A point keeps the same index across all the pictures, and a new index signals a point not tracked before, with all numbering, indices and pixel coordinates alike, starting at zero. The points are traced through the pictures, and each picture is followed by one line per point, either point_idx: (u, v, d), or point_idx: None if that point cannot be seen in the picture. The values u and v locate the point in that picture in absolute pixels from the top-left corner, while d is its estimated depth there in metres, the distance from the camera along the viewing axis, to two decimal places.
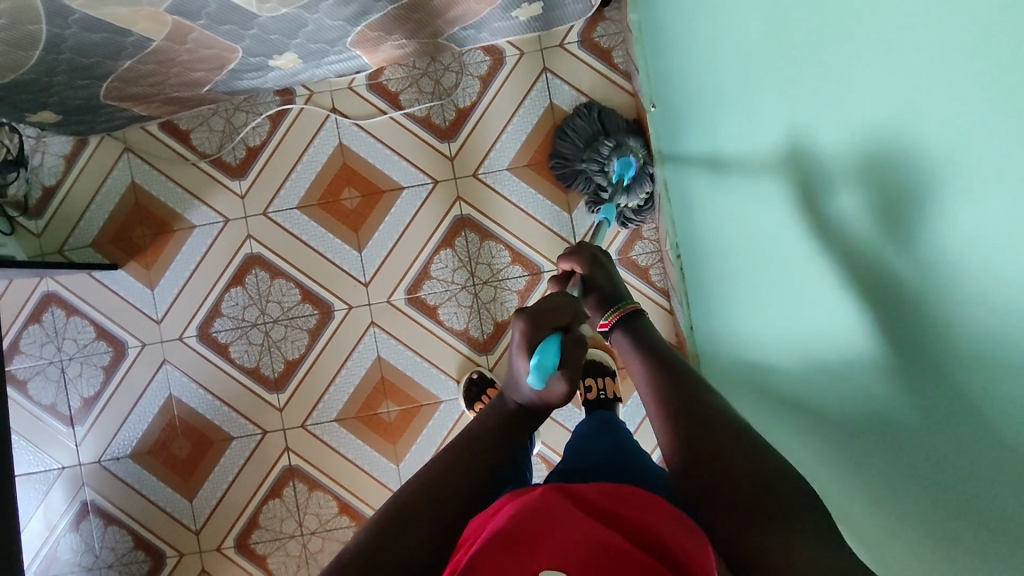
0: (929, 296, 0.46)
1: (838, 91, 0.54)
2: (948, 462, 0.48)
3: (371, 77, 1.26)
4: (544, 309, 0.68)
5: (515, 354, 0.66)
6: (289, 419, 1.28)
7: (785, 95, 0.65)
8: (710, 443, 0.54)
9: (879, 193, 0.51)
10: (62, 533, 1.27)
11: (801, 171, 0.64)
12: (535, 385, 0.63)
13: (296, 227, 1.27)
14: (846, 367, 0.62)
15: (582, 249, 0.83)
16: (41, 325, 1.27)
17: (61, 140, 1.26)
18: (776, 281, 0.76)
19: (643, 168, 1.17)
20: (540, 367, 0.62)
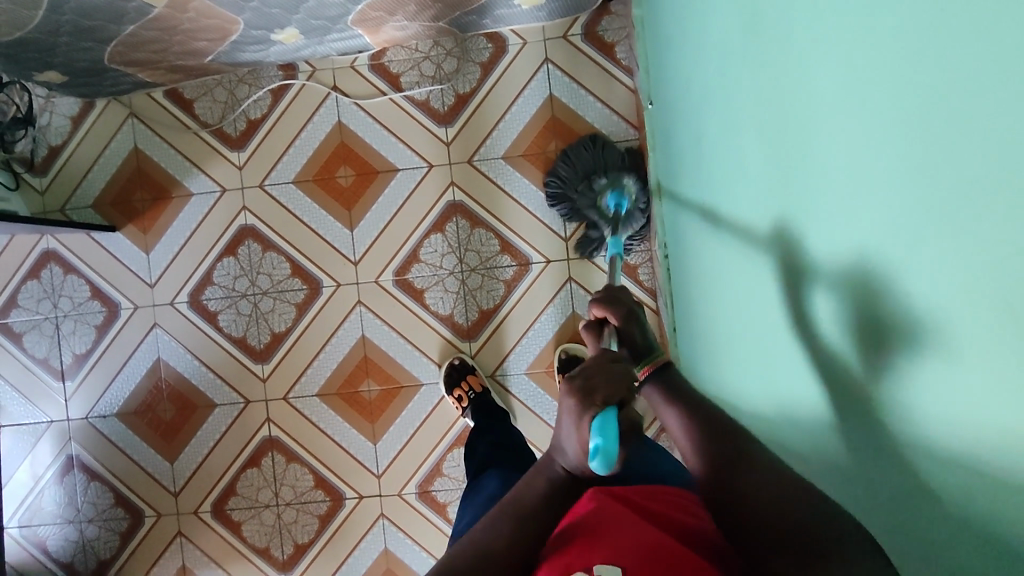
0: (870, 306, 0.46)
1: (800, 94, 0.52)
2: (888, 477, 0.47)
3: (373, 58, 1.27)
4: (597, 374, 0.53)
5: (563, 415, 0.54)
6: (272, 390, 1.29)
7: (757, 96, 0.64)
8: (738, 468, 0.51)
9: (829, 196, 0.50)
10: (47, 485, 1.31)
11: (769, 175, 0.64)
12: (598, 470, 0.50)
13: (291, 203, 1.28)
14: (807, 379, 0.61)
15: (618, 301, 0.73)
16: (39, 281, 1.31)
17: (69, 102, 1.29)
18: (749, 286, 0.75)
19: (639, 206, 1.15)
20: (603, 450, 0.50)
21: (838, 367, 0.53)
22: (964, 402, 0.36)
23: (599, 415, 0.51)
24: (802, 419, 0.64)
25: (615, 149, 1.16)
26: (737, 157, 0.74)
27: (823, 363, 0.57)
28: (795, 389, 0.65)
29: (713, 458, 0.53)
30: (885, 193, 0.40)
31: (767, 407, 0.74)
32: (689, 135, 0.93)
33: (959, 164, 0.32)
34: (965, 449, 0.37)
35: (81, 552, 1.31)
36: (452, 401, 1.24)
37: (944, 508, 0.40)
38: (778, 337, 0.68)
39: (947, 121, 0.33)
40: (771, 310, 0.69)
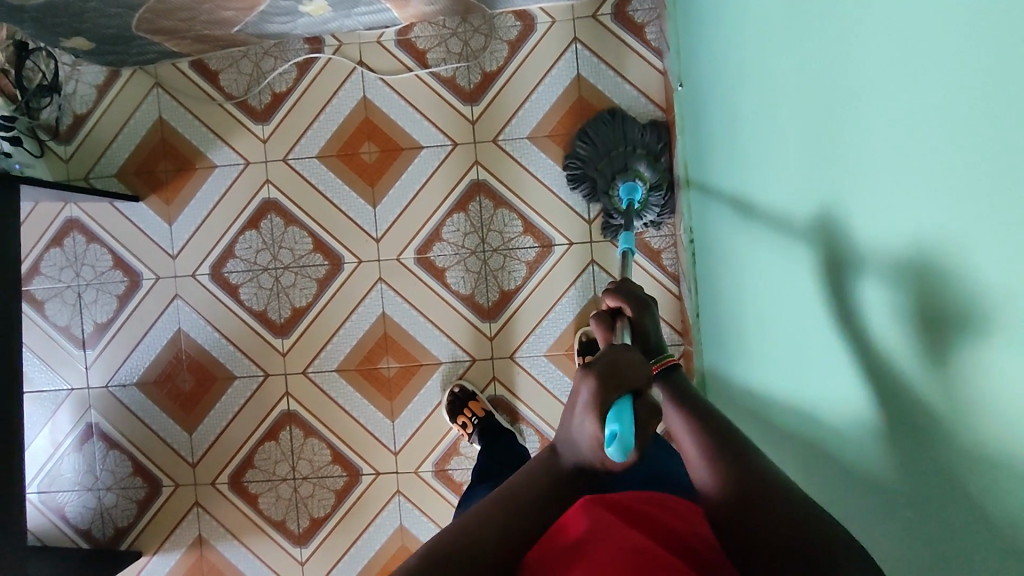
0: (911, 297, 0.45)
1: (844, 72, 0.52)
2: (929, 461, 0.46)
3: (400, 33, 1.26)
4: (616, 363, 0.55)
5: (582, 414, 0.54)
6: (291, 364, 1.29)
7: (798, 77, 0.63)
8: (737, 477, 0.52)
9: (871, 186, 0.50)
10: (67, 452, 1.33)
11: (807, 159, 0.63)
12: (615, 458, 0.53)
13: (315, 177, 1.28)
14: (846, 367, 0.61)
15: (631, 294, 0.76)
16: (62, 249, 1.31)
17: (95, 70, 1.30)
18: (788, 272, 0.75)
19: (663, 176, 1.14)
20: (620, 439, 0.52)
21: (884, 358, 0.52)
22: (1006, 383, 0.35)
23: (617, 408, 0.53)
24: (839, 408, 0.63)
25: (638, 129, 1.15)
26: (775, 141, 0.73)
27: (864, 354, 0.56)
28: (834, 378, 0.64)
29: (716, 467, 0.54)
30: (930, 173, 0.40)
31: (800, 392, 0.73)
32: (724, 119, 0.91)
33: (1006, 137, 0.32)
34: (1009, 444, 0.36)
35: (99, 519, 1.33)
36: (456, 430, 1.23)
37: (981, 496, 0.39)
38: (818, 324, 0.67)
39: (1001, 97, 0.32)
40: (812, 297, 0.68)
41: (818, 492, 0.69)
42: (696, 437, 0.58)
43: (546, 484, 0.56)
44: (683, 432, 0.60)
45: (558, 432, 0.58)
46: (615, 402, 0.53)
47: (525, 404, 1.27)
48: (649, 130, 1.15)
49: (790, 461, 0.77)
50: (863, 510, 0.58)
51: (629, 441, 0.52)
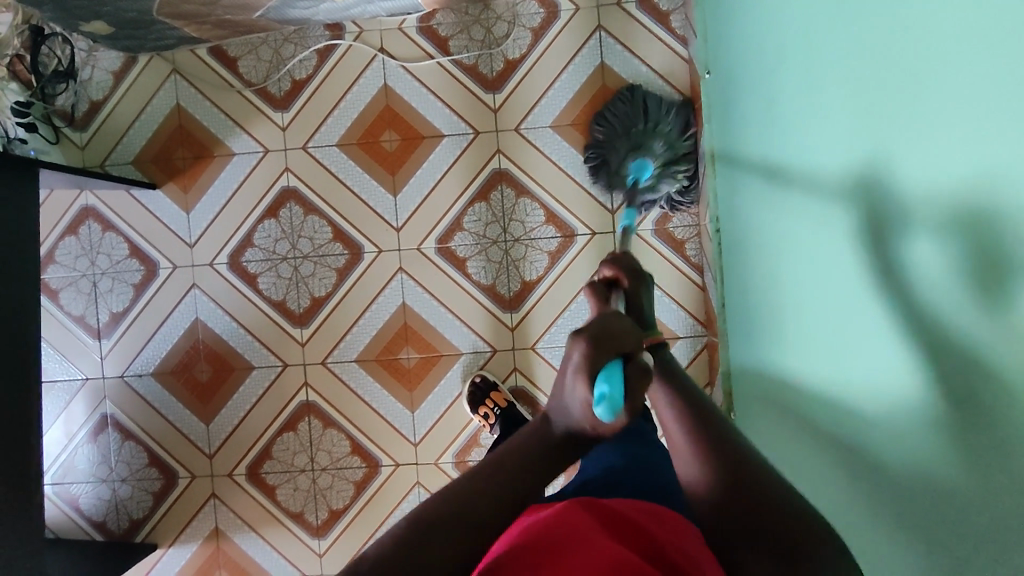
0: (995, 280, 0.44)
1: (913, 49, 0.51)
2: (1004, 442, 0.46)
3: (422, 20, 1.24)
4: (608, 331, 0.55)
5: (572, 377, 0.53)
6: (310, 354, 1.28)
7: (851, 58, 0.62)
8: (727, 472, 0.54)
9: (947, 165, 0.49)
10: (81, 443, 1.31)
11: (860, 141, 0.62)
12: (603, 417, 0.50)
13: (335, 165, 1.27)
14: (903, 359, 0.60)
15: (625, 267, 0.80)
16: (77, 238, 1.30)
17: (111, 56, 1.28)
18: (831, 261, 0.74)
19: (678, 149, 1.13)
20: (610, 397, 0.49)
21: (950, 345, 0.52)
22: None
23: (606, 370, 0.52)
24: (894, 401, 0.63)
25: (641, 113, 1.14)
26: (819, 125, 0.72)
27: (926, 337, 0.55)
28: (890, 372, 0.63)
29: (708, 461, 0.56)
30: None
31: (842, 377, 0.73)
32: (760, 109, 0.90)
33: None
34: None
35: (114, 511, 1.31)
36: (478, 421, 1.22)
37: None
38: (869, 315, 0.66)
39: None
40: (862, 285, 0.67)
41: (860, 486, 0.69)
42: (689, 433, 0.60)
43: (536, 451, 0.55)
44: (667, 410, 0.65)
45: (547, 401, 0.56)
46: (604, 363, 0.52)
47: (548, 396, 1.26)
48: (665, 106, 1.15)
49: (826, 455, 0.77)
50: (920, 508, 0.58)
51: (617, 402, 0.50)
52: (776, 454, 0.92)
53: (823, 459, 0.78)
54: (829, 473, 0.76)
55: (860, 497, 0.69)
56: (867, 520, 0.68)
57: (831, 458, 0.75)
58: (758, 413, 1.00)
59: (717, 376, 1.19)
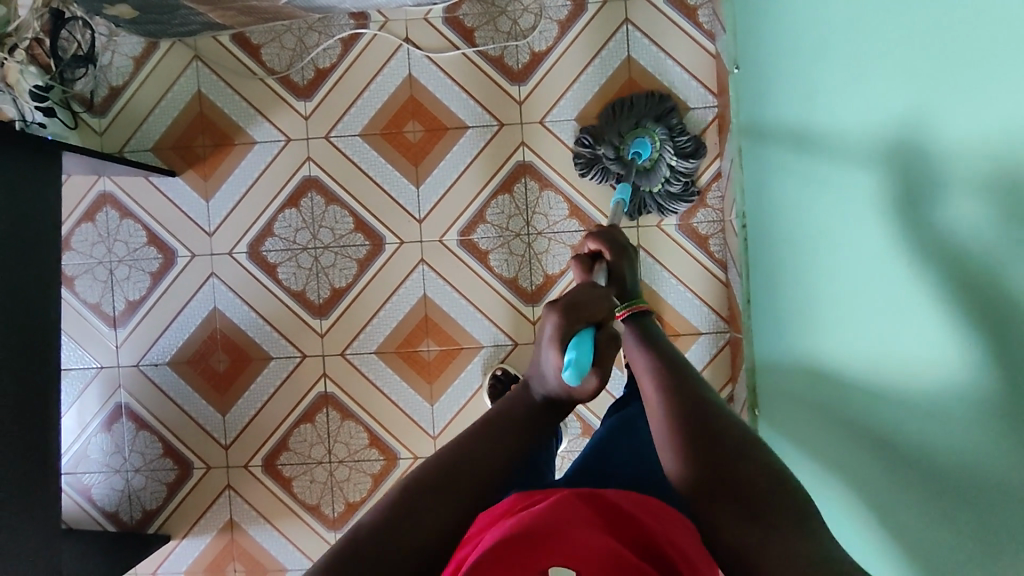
0: None
1: (978, 33, 0.51)
2: None
3: (448, 11, 1.24)
4: (581, 300, 0.68)
5: (547, 345, 0.67)
6: (329, 345, 1.27)
7: (907, 48, 0.62)
8: (698, 434, 0.54)
9: (1008, 150, 0.49)
10: (94, 433, 1.30)
11: (912, 132, 0.62)
12: (569, 380, 0.64)
13: (357, 155, 1.26)
14: (953, 357, 0.60)
15: (610, 239, 0.82)
16: (94, 224, 1.29)
17: (132, 42, 1.27)
18: (871, 256, 0.74)
19: (677, 156, 1.15)
20: (577, 363, 0.64)
21: (1003, 339, 0.51)
22: None
23: (576, 336, 0.66)
24: (938, 400, 0.63)
25: (644, 103, 1.16)
26: (867, 117, 0.72)
27: (977, 327, 0.55)
28: (935, 368, 0.63)
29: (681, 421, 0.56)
30: None
31: (880, 369, 0.72)
32: (797, 105, 0.90)
33: None
34: None
35: (127, 502, 1.30)
36: None
37: None
38: (914, 311, 0.66)
39: None
40: (905, 280, 0.67)
41: (901, 482, 0.69)
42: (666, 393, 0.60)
43: (521, 414, 0.66)
44: (644, 368, 0.64)
45: (528, 371, 0.70)
46: (576, 331, 0.67)
47: None
48: (676, 113, 1.16)
49: (861, 452, 0.77)
50: (968, 506, 0.58)
51: (583, 365, 0.64)
52: (805, 450, 0.92)
53: (857, 457, 0.78)
54: (865, 469, 0.76)
55: (902, 493, 0.69)
56: (910, 515, 0.68)
57: (870, 452, 0.75)
58: (785, 411, 1.00)
59: (741, 373, 1.18)
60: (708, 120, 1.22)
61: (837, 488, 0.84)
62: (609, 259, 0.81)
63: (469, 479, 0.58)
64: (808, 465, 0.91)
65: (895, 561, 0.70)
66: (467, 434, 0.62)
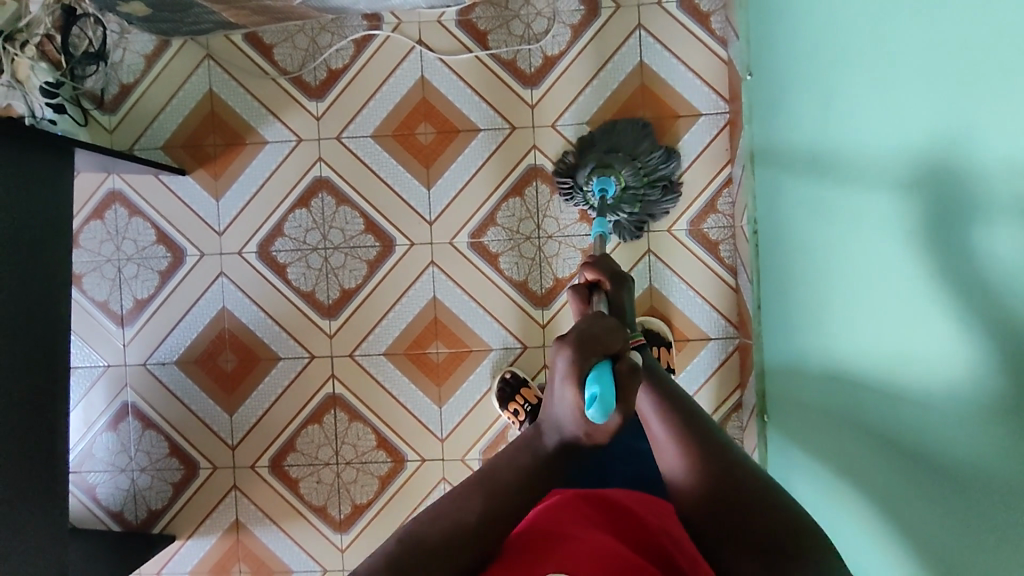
0: None
1: (997, 45, 0.51)
2: None
3: (461, 13, 1.24)
4: (592, 332, 0.61)
5: (562, 384, 0.59)
6: (338, 346, 1.27)
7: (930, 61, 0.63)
8: (715, 472, 0.58)
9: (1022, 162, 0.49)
10: (99, 432, 1.29)
11: (928, 144, 0.63)
12: (595, 418, 0.57)
13: (368, 156, 1.26)
14: (966, 366, 0.60)
15: (608, 268, 0.84)
16: (103, 222, 1.29)
17: (144, 39, 1.27)
18: (884, 265, 0.74)
19: (651, 179, 1.16)
20: (601, 400, 0.56)
21: (1014, 351, 0.52)
22: None
23: (594, 371, 0.58)
24: (951, 409, 0.63)
25: (617, 136, 1.16)
26: (882, 128, 0.72)
27: (992, 338, 0.55)
28: (949, 379, 0.63)
29: (697, 461, 0.60)
30: None
31: (895, 378, 0.72)
32: (809, 114, 0.91)
33: None
34: None
35: (132, 501, 1.29)
36: (506, 418, 1.21)
37: None
38: (929, 320, 0.66)
39: None
40: (919, 290, 0.67)
41: (914, 492, 0.70)
42: (680, 432, 0.64)
43: (528, 462, 0.61)
44: (651, 409, 0.68)
45: (541, 417, 0.63)
46: (593, 366, 0.58)
47: None
48: (649, 137, 1.16)
49: (875, 460, 0.77)
50: (985, 515, 0.58)
51: (608, 401, 0.56)
52: (818, 458, 0.93)
53: (871, 465, 0.78)
54: (879, 477, 0.76)
55: (916, 502, 0.70)
56: (924, 525, 0.68)
57: (882, 461, 0.75)
58: (796, 418, 1.00)
59: (750, 378, 1.19)
60: (718, 126, 1.22)
61: (849, 497, 0.84)
62: (608, 288, 0.82)
63: (482, 528, 0.56)
64: (820, 472, 0.92)
65: (911, 569, 0.70)
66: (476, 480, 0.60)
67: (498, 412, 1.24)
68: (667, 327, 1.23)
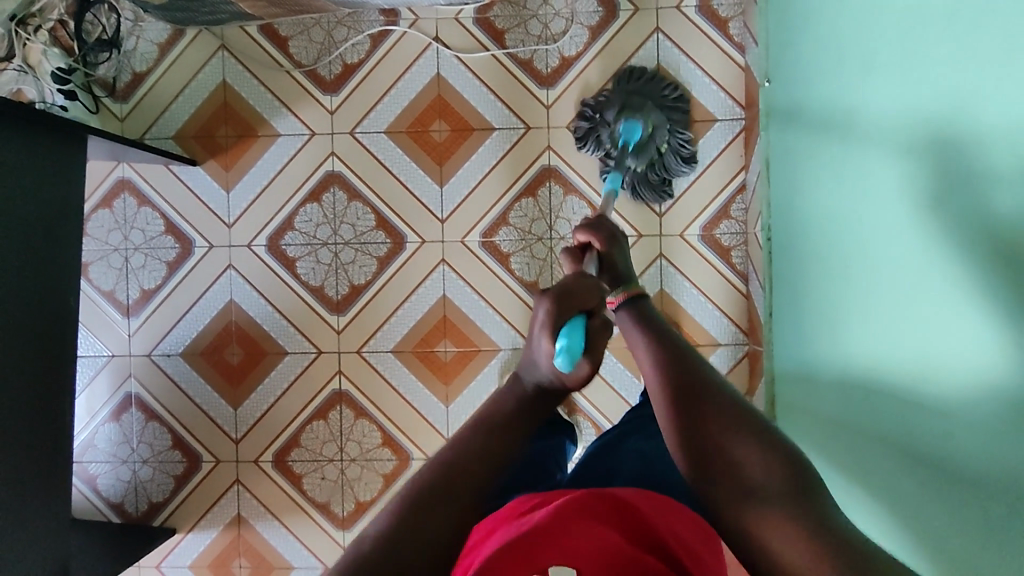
0: None
1: None
2: None
3: (479, 12, 1.24)
4: (572, 285, 0.65)
5: (538, 333, 0.64)
6: (346, 342, 1.26)
7: (965, 76, 0.63)
8: (699, 406, 0.54)
9: None
10: (102, 422, 1.28)
11: (967, 159, 0.63)
12: (562, 367, 0.61)
13: (381, 152, 1.25)
14: (1004, 381, 0.60)
15: (601, 227, 0.83)
16: (111, 211, 1.28)
17: (158, 28, 1.26)
18: (911, 277, 0.74)
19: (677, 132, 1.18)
20: (569, 350, 0.61)
21: None
22: None
23: (567, 325, 0.62)
24: (983, 422, 0.63)
25: (649, 86, 1.18)
26: (912, 141, 0.72)
27: None
28: (982, 392, 0.63)
29: (679, 392, 0.56)
30: None
31: (920, 389, 0.72)
32: (830, 123, 0.90)
33: None
34: None
35: (133, 493, 1.28)
36: None
37: None
38: (962, 334, 0.66)
39: None
40: (951, 305, 0.68)
41: (939, 503, 0.70)
42: (664, 367, 0.60)
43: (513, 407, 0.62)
44: (643, 346, 0.64)
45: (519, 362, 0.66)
46: (568, 321, 0.63)
47: (585, 397, 1.26)
48: (681, 110, 1.18)
49: (895, 470, 0.77)
50: (1014, 527, 0.58)
51: (575, 351, 0.61)
52: (829, 466, 0.93)
53: (891, 474, 0.78)
54: (900, 486, 0.76)
55: (940, 513, 0.70)
56: (948, 536, 0.68)
57: (906, 471, 0.75)
58: (808, 426, 1.00)
59: (759, 385, 1.19)
60: (734, 132, 1.22)
61: (865, 506, 0.84)
62: (600, 248, 0.81)
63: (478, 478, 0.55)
64: (834, 480, 0.92)
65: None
66: (469, 428, 0.59)
67: None
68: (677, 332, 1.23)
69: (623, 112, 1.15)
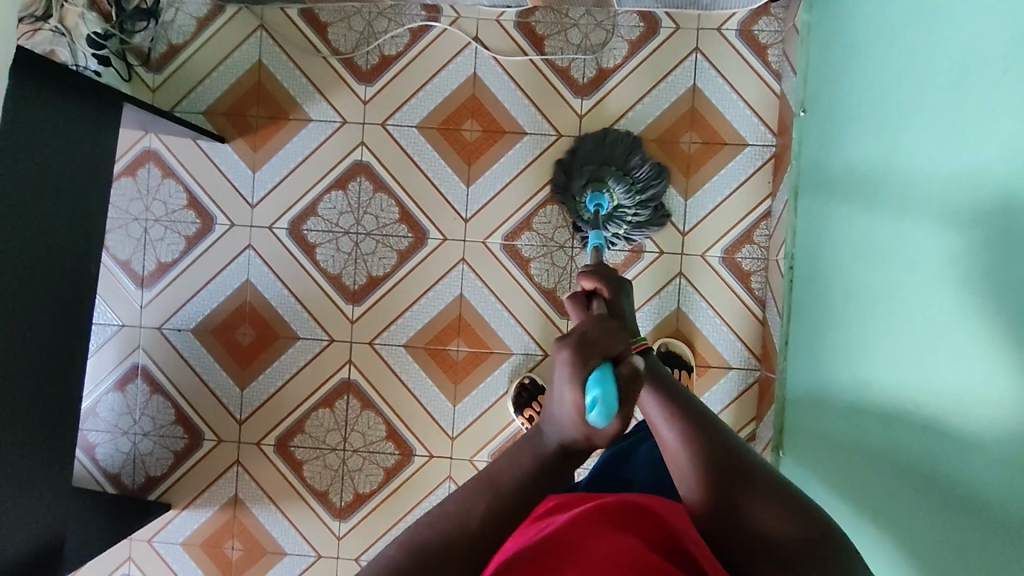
0: None
1: None
2: None
3: (521, 15, 1.24)
4: (590, 333, 0.57)
5: (562, 386, 0.55)
6: (358, 333, 1.26)
7: (1005, 125, 0.63)
8: (722, 475, 0.54)
9: None
10: (106, 391, 1.28)
11: (999, 207, 0.64)
12: (597, 422, 0.53)
13: (411, 146, 1.25)
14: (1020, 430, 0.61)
15: (605, 276, 0.83)
16: (134, 180, 1.27)
17: (198, 2, 1.26)
18: (939, 317, 0.74)
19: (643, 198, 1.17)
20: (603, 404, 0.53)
21: None
22: None
23: (595, 375, 0.54)
24: (999, 470, 0.63)
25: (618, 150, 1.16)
26: (949, 182, 0.73)
27: None
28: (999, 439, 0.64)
29: (703, 462, 0.56)
30: None
31: (937, 431, 0.73)
32: (864, 159, 0.91)
33: None
34: None
35: (131, 465, 1.28)
36: (521, 424, 1.21)
37: None
38: (985, 375, 0.66)
39: None
40: (979, 346, 0.68)
41: (948, 545, 0.70)
42: (680, 428, 0.59)
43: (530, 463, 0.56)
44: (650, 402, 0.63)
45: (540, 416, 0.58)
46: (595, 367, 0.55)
47: None
48: (648, 175, 1.17)
49: (906, 507, 0.78)
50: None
51: (611, 404, 0.53)
52: (839, 499, 0.93)
53: (901, 510, 0.79)
54: (910, 526, 0.77)
55: (948, 555, 0.70)
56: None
57: (916, 510, 0.76)
58: (818, 456, 1.01)
59: (768, 411, 1.19)
60: (763, 158, 1.23)
61: (873, 541, 0.84)
62: (606, 296, 0.80)
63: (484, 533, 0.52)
64: (841, 513, 0.92)
65: None
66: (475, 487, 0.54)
67: (513, 417, 1.24)
68: (691, 352, 1.23)
69: (592, 180, 1.15)
